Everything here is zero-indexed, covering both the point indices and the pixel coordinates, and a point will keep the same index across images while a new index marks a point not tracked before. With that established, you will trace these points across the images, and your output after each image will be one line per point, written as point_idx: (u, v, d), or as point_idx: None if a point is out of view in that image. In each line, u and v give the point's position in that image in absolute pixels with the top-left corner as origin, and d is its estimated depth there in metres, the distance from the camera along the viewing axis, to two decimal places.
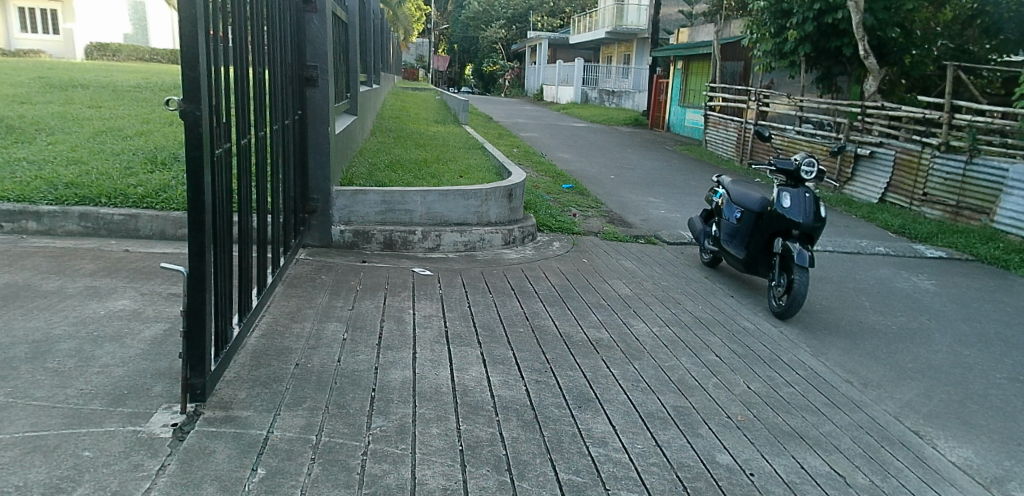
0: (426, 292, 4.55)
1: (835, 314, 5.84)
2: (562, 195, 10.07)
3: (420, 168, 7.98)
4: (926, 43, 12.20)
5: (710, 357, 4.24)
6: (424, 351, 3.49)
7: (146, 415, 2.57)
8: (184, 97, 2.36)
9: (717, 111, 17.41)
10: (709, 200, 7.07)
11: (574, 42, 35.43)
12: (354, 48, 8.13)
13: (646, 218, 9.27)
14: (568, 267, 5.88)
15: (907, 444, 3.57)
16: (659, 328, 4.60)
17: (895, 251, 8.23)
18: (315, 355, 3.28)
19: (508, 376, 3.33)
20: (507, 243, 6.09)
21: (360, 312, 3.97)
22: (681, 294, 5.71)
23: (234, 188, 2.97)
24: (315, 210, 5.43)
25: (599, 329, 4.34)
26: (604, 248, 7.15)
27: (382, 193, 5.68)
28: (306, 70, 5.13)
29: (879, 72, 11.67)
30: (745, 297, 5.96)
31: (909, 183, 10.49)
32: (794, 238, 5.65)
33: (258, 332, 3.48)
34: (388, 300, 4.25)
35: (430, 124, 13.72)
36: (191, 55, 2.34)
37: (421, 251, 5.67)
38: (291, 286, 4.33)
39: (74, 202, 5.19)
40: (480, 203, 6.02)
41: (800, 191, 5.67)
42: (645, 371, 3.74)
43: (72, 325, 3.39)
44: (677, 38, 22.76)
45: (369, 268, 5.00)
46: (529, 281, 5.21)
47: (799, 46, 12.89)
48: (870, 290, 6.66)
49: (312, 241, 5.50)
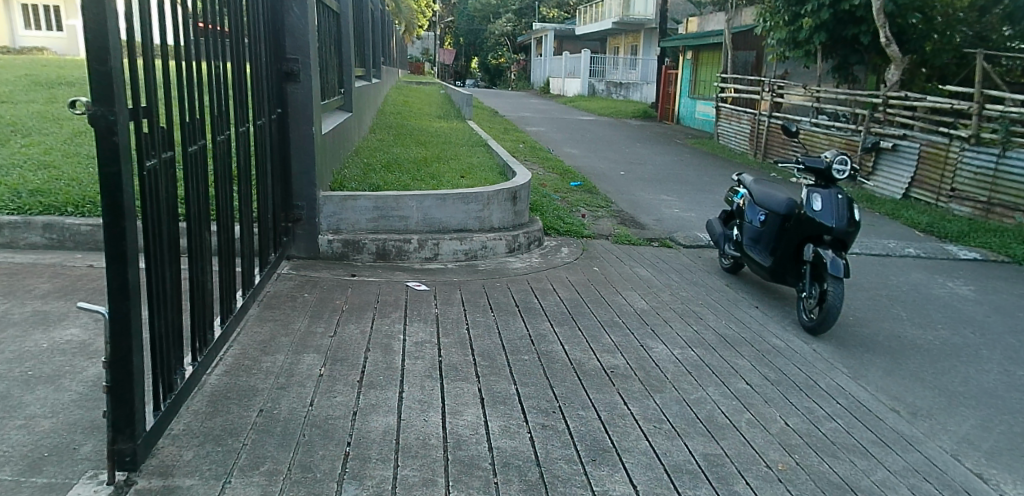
0: (420, 311, 4.07)
1: (870, 327, 5.33)
2: (570, 194, 9.59)
3: (419, 167, 7.51)
4: (948, 31, 11.49)
5: (740, 385, 3.76)
6: (414, 389, 3.02)
7: (64, 488, 2.11)
8: (93, 98, 1.93)
9: (729, 103, 16.85)
10: (730, 200, 6.54)
11: (580, 33, 34.85)
12: (348, 40, 7.64)
13: (659, 219, 8.76)
14: (577, 277, 5.40)
15: (972, 493, 3.09)
16: (681, 351, 4.10)
17: (926, 253, 7.71)
18: (284, 397, 2.81)
19: (510, 421, 2.85)
20: (511, 251, 5.63)
21: (342, 338, 3.49)
22: (701, 307, 5.20)
23: (178, 205, 2.50)
24: (300, 218, 4.95)
25: (614, 353, 3.85)
26: (616, 253, 6.66)
27: (373, 198, 5.16)
28: (284, 63, 4.66)
29: (901, 60, 11.11)
30: (771, 310, 5.47)
31: (936, 177, 9.94)
32: (826, 243, 5.13)
33: (220, 369, 2.99)
34: (376, 323, 3.78)
35: (434, 121, 13.23)
36: (99, 46, 1.90)
37: (417, 262, 5.19)
38: (267, 308, 3.83)
39: (37, 210, 4.71)
40: (482, 207, 5.53)
41: (832, 192, 5.15)
42: (668, 407, 3.27)
43: (4, 362, 2.92)
44: (687, 26, 22.13)
45: (358, 283, 4.51)
46: (535, 296, 4.71)
47: (815, 34, 12.33)
48: (904, 298, 6.15)
49: (297, 253, 5.00)
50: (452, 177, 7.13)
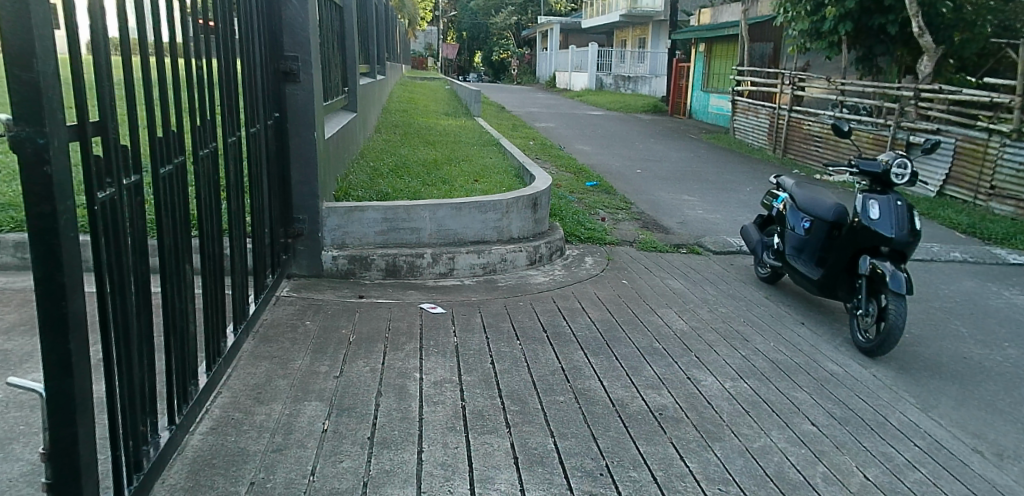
0: (436, 341, 3.60)
1: (930, 347, 4.83)
2: (586, 194, 9.10)
3: (429, 171, 7.02)
4: (979, 20, 10.84)
5: (806, 427, 3.28)
6: (436, 448, 2.54)
7: None
8: (16, 118, 1.50)
9: (745, 96, 16.28)
10: (768, 204, 6.05)
11: (586, 26, 34.48)
12: (351, 36, 7.17)
13: (683, 221, 8.27)
14: (607, 292, 4.92)
15: None
16: (732, 384, 3.62)
17: (973, 257, 7.20)
18: (280, 464, 2.34)
19: (551, 489, 2.39)
20: (532, 263, 5.17)
21: (350, 380, 3.01)
22: (745, 326, 4.71)
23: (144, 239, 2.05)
24: (300, 233, 4.47)
25: (659, 390, 3.36)
26: (643, 262, 6.17)
27: (382, 208, 4.67)
28: (282, 61, 4.18)
29: (934, 51, 10.56)
30: (819, 327, 4.97)
31: (974, 174, 9.39)
32: (883, 255, 4.66)
33: (205, 425, 2.54)
34: (388, 358, 3.30)
35: (441, 119, 12.72)
36: (19, 49, 1.46)
37: (431, 278, 4.73)
38: (264, 341, 3.36)
39: (8, 227, 4.25)
40: (501, 216, 5.06)
41: (890, 198, 4.68)
42: (732, 461, 2.80)
43: None
44: (699, 17, 21.56)
45: (367, 306, 4.04)
46: (564, 318, 4.23)
47: (839, 24, 11.75)
48: (960, 310, 5.65)
49: (298, 271, 4.53)
50: (465, 181, 6.64)
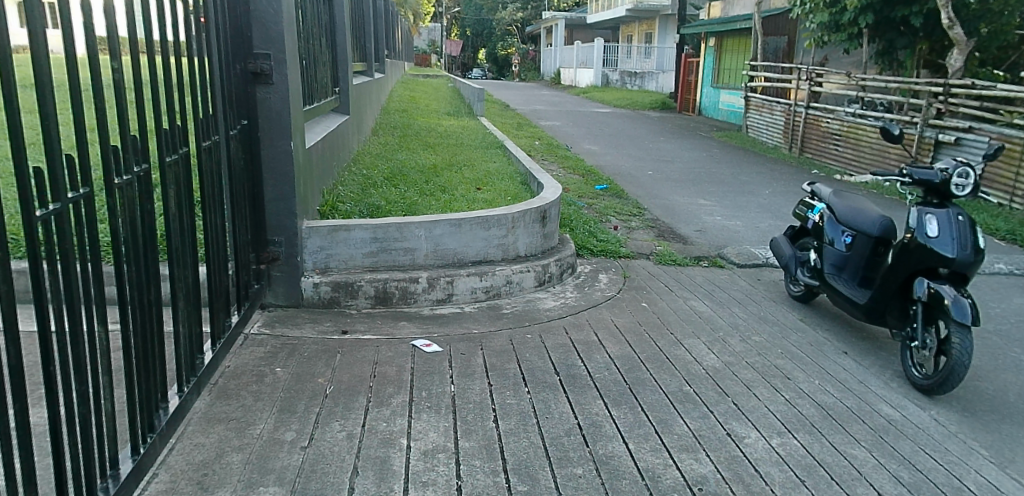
0: (429, 391, 3.04)
1: (994, 382, 4.23)
2: (596, 199, 8.52)
3: (427, 178, 6.46)
4: (1011, 10, 10.01)
5: None
6: None
7: None
8: None
9: (759, 92, 15.66)
10: (801, 215, 5.47)
11: (592, 21, 33.85)
12: (343, 31, 6.60)
13: (701, 229, 7.67)
14: (625, 320, 4.34)
15: None
16: (779, 442, 3.05)
17: (1019, 269, 6.58)
18: None
19: None
20: (540, 284, 4.60)
21: (318, 453, 2.46)
22: (784, 358, 4.13)
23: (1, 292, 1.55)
24: (276, 257, 3.92)
25: (692, 454, 2.81)
26: (663, 279, 5.60)
27: (371, 227, 4.10)
28: (251, 61, 3.65)
29: (965, 44, 9.81)
30: (866, 358, 4.38)
31: (1010, 176, 8.72)
32: (941, 278, 4.05)
33: None
34: (371, 417, 2.75)
35: (443, 118, 12.16)
36: None
37: (426, 306, 4.17)
38: (223, 398, 2.81)
39: None
40: (506, 232, 4.51)
41: (950, 213, 4.07)
42: None
43: None
44: (710, 10, 20.90)
45: (350, 345, 3.47)
46: (579, 355, 3.68)
47: (860, 16, 11.15)
48: (1018, 333, 5.04)
49: (274, 300, 3.99)
50: (467, 189, 6.08)
